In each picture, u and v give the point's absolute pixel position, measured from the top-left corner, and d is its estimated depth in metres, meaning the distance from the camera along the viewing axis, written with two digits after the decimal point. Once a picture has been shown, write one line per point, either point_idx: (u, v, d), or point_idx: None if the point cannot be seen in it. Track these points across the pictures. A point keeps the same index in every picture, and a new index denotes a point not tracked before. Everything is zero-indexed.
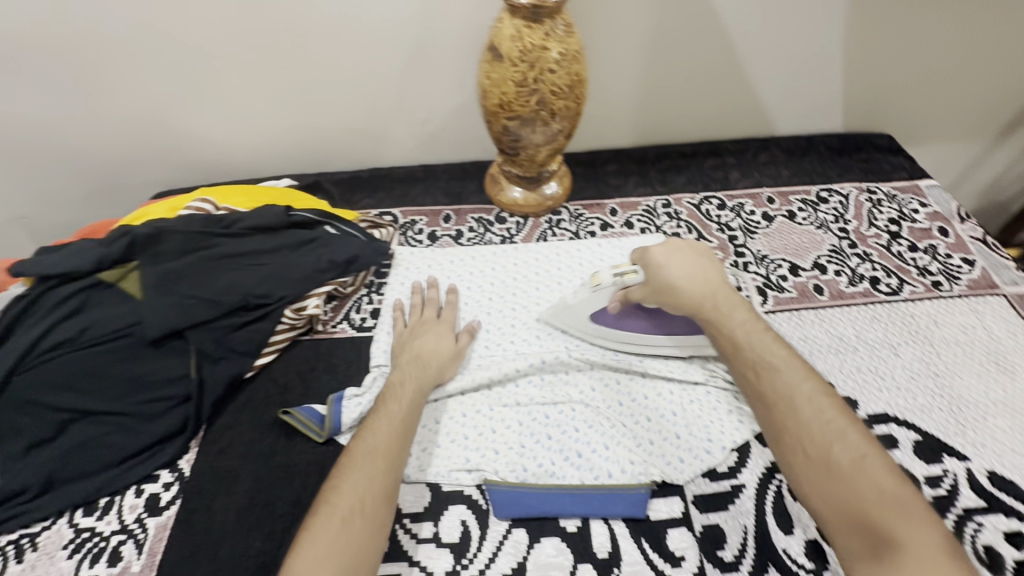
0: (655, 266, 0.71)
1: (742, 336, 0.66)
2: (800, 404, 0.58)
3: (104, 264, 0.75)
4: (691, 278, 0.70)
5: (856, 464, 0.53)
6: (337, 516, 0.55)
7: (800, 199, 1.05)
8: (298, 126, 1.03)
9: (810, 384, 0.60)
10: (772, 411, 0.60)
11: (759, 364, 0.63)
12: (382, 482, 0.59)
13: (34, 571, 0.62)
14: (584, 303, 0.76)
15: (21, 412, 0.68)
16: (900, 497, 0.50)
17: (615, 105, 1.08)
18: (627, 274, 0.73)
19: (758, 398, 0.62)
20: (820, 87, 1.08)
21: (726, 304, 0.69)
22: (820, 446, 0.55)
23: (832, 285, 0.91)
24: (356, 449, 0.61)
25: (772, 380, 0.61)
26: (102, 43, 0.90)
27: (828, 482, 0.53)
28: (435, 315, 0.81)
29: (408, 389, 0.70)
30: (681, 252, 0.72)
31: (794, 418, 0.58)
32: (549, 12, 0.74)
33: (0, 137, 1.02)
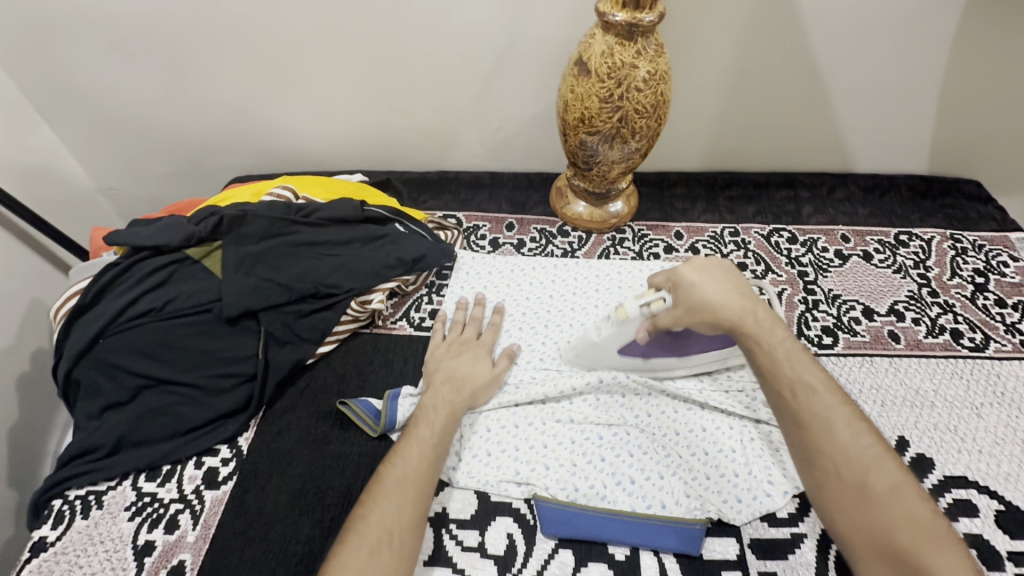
0: (688, 286, 0.66)
1: (783, 355, 0.62)
2: (837, 428, 0.57)
3: (192, 241, 0.79)
4: (728, 294, 0.65)
5: (892, 491, 0.53)
6: (365, 545, 0.53)
7: (878, 240, 1.00)
8: (375, 125, 1.06)
9: (847, 409, 0.59)
10: (809, 435, 0.58)
11: (798, 386, 0.60)
12: (411, 513, 0.56)
13: (97, 528, 0.65)
14: (612, 338, 0.71)
15: (102, 373, 0.71)
16: (933, 526, 0.50)
17: (689, 128, 1.07)
18: (654, 303, 0.67)
19: (793, 419, 0.60)
20: (908, 125, 1.04)
21: (767, 321, 0.65)
22: (855, 471, 0.55)
23: (909, 333, 0.86)
24: (385, 477, 0.59)
25: (810, 402, 0.59)
26: (205, 34, 0.94)
27: (859, 507, 0.53)
28: (474, 334, 0.79)
29: (441, 413, 0.67)
30: (709, 272, 0.67)
31: (830, 444, 0.57)
32: (643, 31, 0.73)
33: (103, 113, 1.08)
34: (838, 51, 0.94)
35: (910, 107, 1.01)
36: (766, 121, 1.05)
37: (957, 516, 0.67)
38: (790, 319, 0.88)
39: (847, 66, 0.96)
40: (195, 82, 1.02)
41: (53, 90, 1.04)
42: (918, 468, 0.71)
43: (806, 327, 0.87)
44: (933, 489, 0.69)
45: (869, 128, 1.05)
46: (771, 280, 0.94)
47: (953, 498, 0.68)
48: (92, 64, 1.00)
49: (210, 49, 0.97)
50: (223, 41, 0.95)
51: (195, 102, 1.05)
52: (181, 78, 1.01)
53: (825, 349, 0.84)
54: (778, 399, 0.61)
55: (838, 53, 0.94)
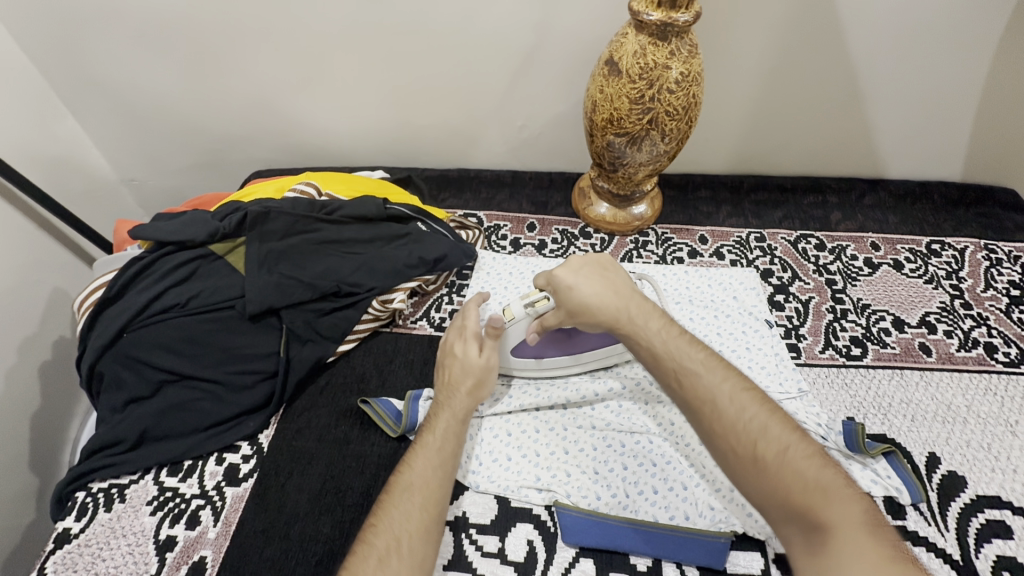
0: (565, 289, 0.68)
1: (660, 346, 0.61)
2: (723, 403, 0.54)
3: (216, 237, 0.79)
4: (604, 292, 0.67)
5: (781, 453, 0.49)
6: (372, 556, 0.51)
7: (909, 248, 0.97)
8: (398, 122, 1.06)
9: (730, 383, 0.56)
10: (699, 418, 0.55)
11: (681, 372, 0.58)
12: (420, 520, 0.55)
13: (120, 522, 0.65)
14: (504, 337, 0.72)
15: (127, 367, 0.72)
16: (827, 483, 0.47)
17: (716, 129, 1.04)
18: (539, 302, 0.71)
19: (684, 405, 0.57)
20: (943, 131, 1.01)
21: (644, 313, 0.65)
22: (746, 442, 0.51)
23: (941, 346, 0.84)
24: (393, 487, 0.58)
25: (694, 385, 0.57)
26: (232, 30, 0.94)
27: (758, 480, 0.49)
28: (465, 319, 0.73)
29: (440, 418, 0.65)
30: (588, 272, 0.69)
31: (718, 421, 0.54)
32: (678, 31, 0.71)
33: (126, 107, 1.09)
34: (876, 52, 0.91)
35: (947, 111, 0.98)
36: (795, 125, 1.03)
37: (991, 537, 0.65)
38: (817, 328, 0.86)
39: (882, 68, 0.93)
40: (220, 75, 1.01)
41: (80, 80, 1.04)
42: (949, 488, 0.69)
43: (835, 338, 0.85)
44: (966, 509, 0.67)
45: (902, 133, 1.02)
46: (798, 288, 0.92)
47: (986, 518, 0.66)
48: (118, 54, 0.99)
49: (235, 43, 0.96)
50: (249, 34, 0.94)
51: (219, 95, 1.05)
52: (205, 71, 1.01)
53: (853, 361, 0.82)
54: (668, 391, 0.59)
55: (875, 54, 0.91)
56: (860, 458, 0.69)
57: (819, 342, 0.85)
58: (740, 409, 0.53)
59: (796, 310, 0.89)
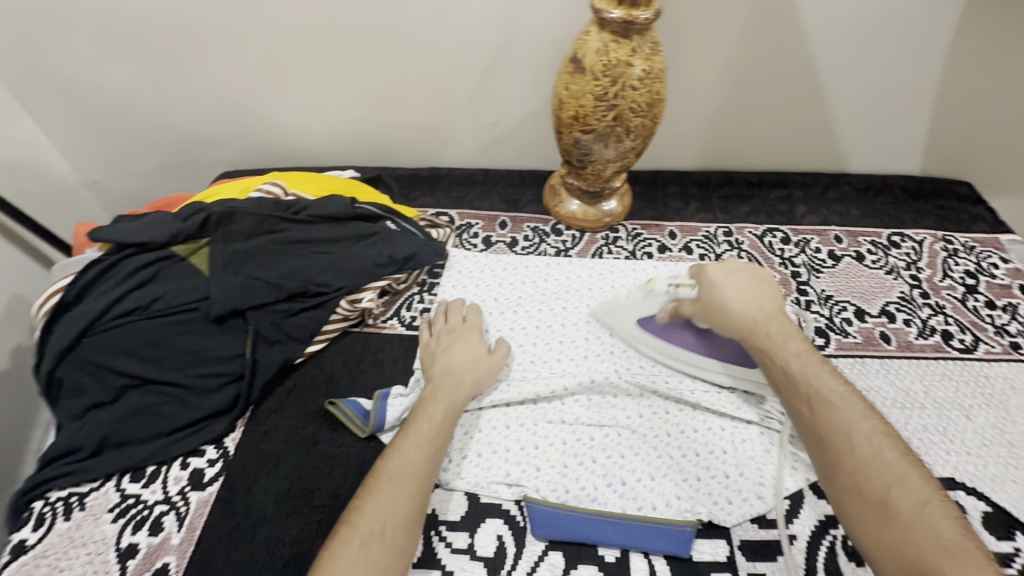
0: (710, 284, 0.71)
1: (797, 365, 0.63)
2: (855, 441, 0.56)
3: (178, 238, 0.77)
4: (747, 302, 0.68)
5: (915, 509, 0.50)
6: (357, 539, 0.52)
7: (870, 241, 1.00)
8: (367, 121, 1.05)
9: (873, 424, 0.57)
10: (826, 450, 0.57)
11: (815, 399, 0.60)
12: (406, 507, 0.56)
13: (80, 530, 0.64)
14: (637, 305, 0.78)
15: (86, 372, 0.70)
16: (958, 543, 0.47)
17: (684, 126, 1.06)
18: (682, 287, 0.74)
19: (812, 433, 0.59)
20: (901, 126, 1.04)
21: (781, 330, 0.67)
22: (875, 485, 0.52)
23: (900, 335, 0.86)
24: (381, 470, 0.58)
25: (827, 416, 0.58)
26: (195, 29, 0.93)
27: (885, 526, 0.50)
28: (463, 319, 0.78)
29: (440, 405, 0.66)
30: (738, 277, 0.71)
31: (847, 456, 0.55)
32: (639, 28, 0.72)
33: (86, 107, 1.06)
34: (836, 50, 0.93)
35: (905, 107, 1.01)
36: (760, 121, 1.05)
37: None
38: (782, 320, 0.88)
39: (842, 65, 0.96)
40: (183, 74, 1.00)
41: (37, 81, 1.01)
42: None
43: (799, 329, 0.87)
44: None
45: (862, 128, 1.05)
46: None
47: None
48: (76, 54, 0.97)
49: (198, 41, 0.95)
50: (212, 32, 0.93)
51: (183, 95, 1.03)
52: (169, 71, 0.99)
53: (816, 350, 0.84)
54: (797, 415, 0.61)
55: (835, 52, 0.94)
56: None
57: None
58: (874, 451, 0.54)
59: None
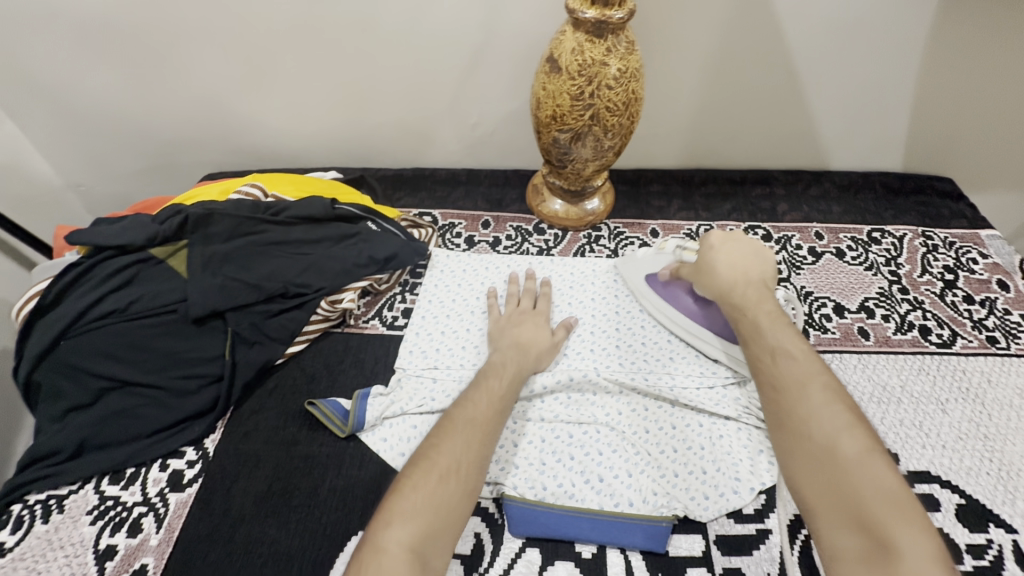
0: (706, 247, 0.76)
1: (765, 322, 0.66)
2: (811, 391, 0.57)
3: (156, 241, 0.78)
4: (732, 267, 0.73)
5: (859, 457, 0.51)
6: (435, 472, 0.52)
7: (851, 237, 1.01)
8: (349, 122, 1.05)
9: (829, 380, 0.58)
10: (780, 397, 0.58)
11: (777, 351, 0.62)
12: (479, 452, 0.56)
13: (58, 533, 0.64)
14: (648, 258, 0.87)
15: (64, 375, 0.70)
16: (892, 494, 0.48)
17: (666, 124, 1.07)
18: (687, 250, 0.82)
19: (769, 382, 0.60)
20: (881, 123, 1.05)
21: (755, 298, 0.69)
22: (822, 434, 0.53)
23: (878, 330, 0.87)
24: (455, 416, 0.59)
25: (786, 367, 0.60)
26: (175, 32, 0.93)
27: (824, 468, 0.51)
28: (533, 305, 0.82)
29: (509, 370, 0.69)
30: (735, 245, 0.75)
31: (799, 405, 0.56)
32: (613, 28, 0.73)
33: (68, 111, 1.06)
34: (815, 48, 0.94)
35: (884, 104, 1.02)
36: (741, 119, 1.05)
37: None
38: None
39: (821, 63, 0.96)
40: (165, 77, 1.00)
41: (17, 84, 1.01)
42: None
43: None
44: None
45: (842, 125, 1.06)
46: None
47: (916, 493, 0.69)
48: (57, 57, 0.97)
49: (179, 44, 0.95)
50: (192, 35, 0.93)
51: (165, 98, 1.03)
52: (150, 73, 0.99)
53: None
54: (759, 368, 0.62)
55: (813, 49, 0.94)
56: None
57: None
58: (827, 403, 0.55)
59: None
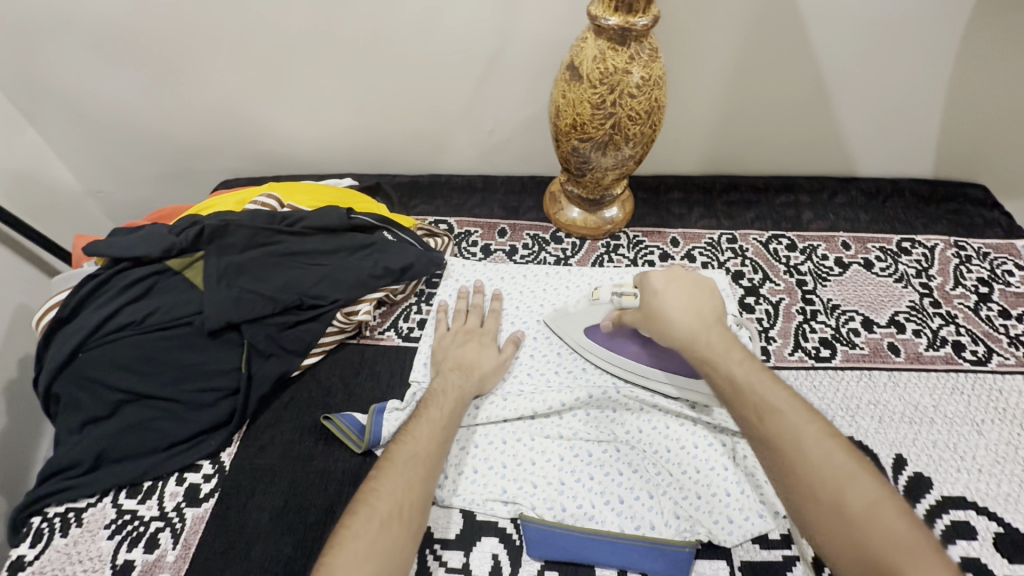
0: (652, 293, 0.69)
1: (741, 374, 0.59)
2: (806, 447, 0.51)
3: (172, 252, 0.77)
4: (687, 310, 0.66)
5: (870, 509, 0.47)
6: (376, 518, 0.53)
7: (879, 247, 0.97)
8: (365, 128, 1.04)
9: (816, 425, 0.53)
10: (778, 459, 0.52)
11: (761, 405, 0.55)
12: (421, 489, 0.57)
13: (76, 547, 0.64)
14: (581, 313, 0.78)
15: (82, 387, 0.70)
16: (917, 546, 0.44)
17: (686, 130, 1.04)
18: (626, 296, 0.73)
19: (760, 442, 0.54)
20: (911, 128, 1.01)
21: (721, 341, 0.63)
22: (831, 492, 0.49)
23: (909, 346, 0.84)
24: (395, 454, 0.59)
25: (776, 423, 0.54)
26: (191, 40, 0.93)
27: (845, 534, 0.47)
28: (479, 323, 0.80)
29: (450, 397, 0.68)
30: (683, 284, 0.69)
31: (801, 464, 0.50)
32: (637, 35, 0.71)
33: (86, 118, 1.06)
34: (841, 51, 0.91)
35: (914, 109, 0.98)
36: (764, 124, 1.02)
37: (955, 538, 0.65)
38: (787, 330, 0.86)
39: (849, 66, 0.93)
40: (180, 84, 0.99)
41: (38, 94, 1.02)
42: (915, 489, 0.69)
43: (803, 339, 0.85)
44: (931, 509, 0.67)
45: (871, 131, 1.02)
46: (768, 290, 0.92)
47: (951, 520, 0.66)
48: (77, 68, 0.98)
49: (195, 51, 0.94)
50: (208, 41, 0.93)
51: (182, 105, 1.03)
52: (166, 81, 0.99)
53: (821, 362, 0.82)
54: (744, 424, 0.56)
55: (840, 53, 0.91)
56: None
57: (788, 344, 0.84)
58: (824, 455, 0.50)
59: (766, 312, 0.89)
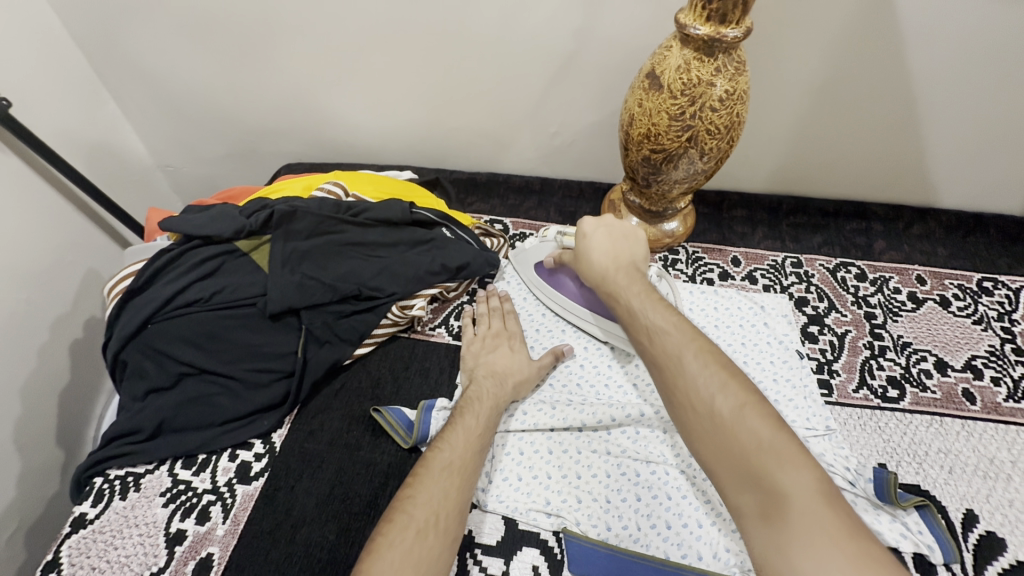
0: (581, 235, 0.74)
1: (637, 303, 0.63)
2: (686, 361, 0.53)
3: (242, 234, 0.79)
4: (606, 252, 0.71)
5: (737, 413, 0.48)
6: (412, 527, 0.52)
7: (958, 285, 0.91)
8: (429, 123, 1.05)
9: (698, 343, 0.55)
10: (664, 377, 0.55)
11: (653, 329, 0.59)
12: (457, 499, 0.56)
13: (134, 511, 0.66)
14: (533, 249, 0.86)
15: (149, 357, 0.73)
16: (780, 445, 0.45)
17: (757, 146, 1.00)
18: (567, 236, 0.81)
19: (652, 363, 0.57)
20: (1005, 161, 0.94)
21: (628, 278, 0.67)
22: (704, 401, 0.50)
23: (986, 394, 0.79)
24: (431, 462, 0.58)
25: (664, 343, 0.57)
26: (269, 28, 0.94)
27: (713, 438, 0.48)
28: (503, 325, 0.80)
29: (485, 404, 0.67)
30: (608, 231, 0.73)
31: (681, 378, 0.53)
32: (726, 47, 0.68)
33: (166, 96, 1.11)
34: (940, 76, 0.85)
35: (1010, 144, 0.92)
36: (839, 145, 0.98)
37: None
38: (852, 365, 0.82)
39: (945, 91, 0.87)
40: (255, 68, 1.02)
41: (126, 70, 1.07)
42: (986, 549, 0.64)
43: (868, 376, 0.81)
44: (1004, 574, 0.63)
45: (957, 161, 0.96)
46: (834, 320, 0.88)
47: None
48: (162, 47, 1.01)
49: (273, 39, 0.96)
50: (286, 30, 0.94)
51: (255, 90, 1.06)
52: (245, 66, 1.02)
53: (888, 402, 0.78)
54: (641, 347, 0.60)
55: (938, 77, 0.85)
56: (889, 509, 0.64)
57: (852, 381, 0.80)
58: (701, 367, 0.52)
59: (830, 343, 0.85)
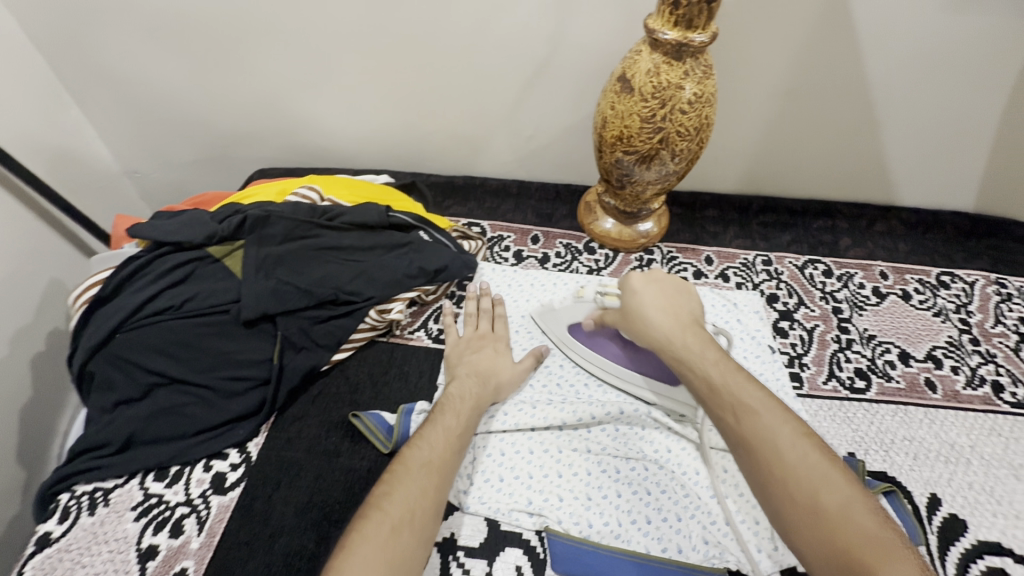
0: (630, 292, 0.71)
1: (717, 376, 0.59)
2: (784, 446, 0.52)
3: (214, 240, 0.78)
4: (664, 311, 0.67)
5: (844, 507, 0.47)
6: (387, 524, 0.51)
7: (918, 279, 0.95)
8: (404, 127, 1.05)
9: (792, 426, 0.53)
10: (756, 461, 0.52)
11: (738, 406, 0.56)
12: (434, 497, 0.55)
13: (102, 527, 0.64)
14: (568, 309, 0.80)
15: (117, 368, 0.70)
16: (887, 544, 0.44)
17: (726, 147, 1.03)
18: (609, 295, 0.76)
19: (736, 441, 0.55)
20: (958, 159, 0.99)
21: (696, 342, 0.64)
22: (808, 491, 0.48)
23: (946, 383, 0.82)
24: (408, 459, 0.58)
25: (752, 423, 0.54)
26: (239, 32, 0.93)
27: (816, 531, 0.47)
28: (491, 327, 0.81)
29: (467, 403, 0.67)
30: (660, 288, 0.70)
31: (779, 463, 0.51)
32: (693, 51, 0.70)
33: (132, 101, 1.08)
34: (894, 79, 0.89)
35: (960, 145, 0.97)
36: (804, 146, 1.01)
37: None
38: (821, 358, 0.85)
39: (900, 94, 0.91)
40: (225, 73, 1.00)
41: (90, 75, 1.04)
42: (949, 531, 0.67)
43: (836, 369, 0.84)
44: (966, 554, 0.65)
45: (913, 161, 1.01)
46: (803, 315, 0.91)
47: (985, 566, 0.64)
48: (127, 51, 0.99)
49: (242, 43, 0.95)
50: (256, 34, 0.93)
51: (226, 94, 1.04)
52: (214, 70, 1.00)
53: (855, 393, 0.81)
54: (721, 424, 0.57)
55: (893, 80, 0.89)
56: None
57: (822, 373, 0.83)
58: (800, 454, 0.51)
59: (800, 338, 0.88)
